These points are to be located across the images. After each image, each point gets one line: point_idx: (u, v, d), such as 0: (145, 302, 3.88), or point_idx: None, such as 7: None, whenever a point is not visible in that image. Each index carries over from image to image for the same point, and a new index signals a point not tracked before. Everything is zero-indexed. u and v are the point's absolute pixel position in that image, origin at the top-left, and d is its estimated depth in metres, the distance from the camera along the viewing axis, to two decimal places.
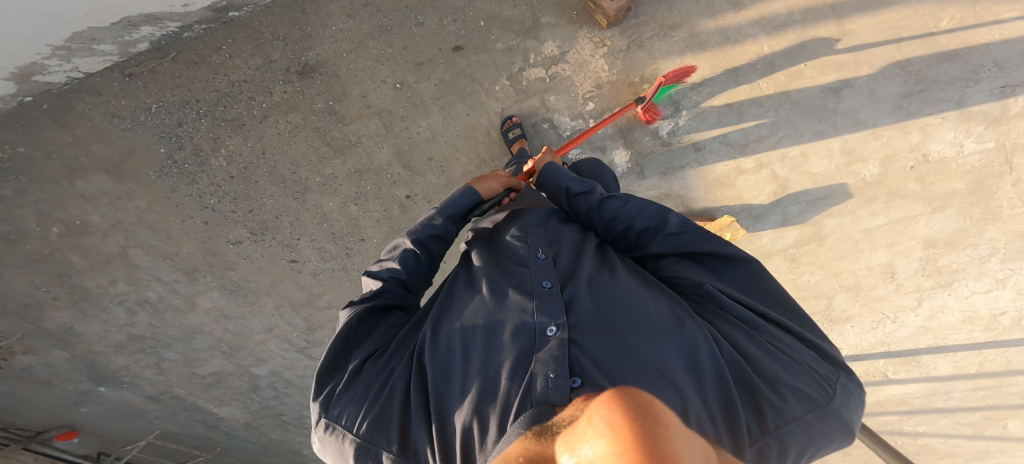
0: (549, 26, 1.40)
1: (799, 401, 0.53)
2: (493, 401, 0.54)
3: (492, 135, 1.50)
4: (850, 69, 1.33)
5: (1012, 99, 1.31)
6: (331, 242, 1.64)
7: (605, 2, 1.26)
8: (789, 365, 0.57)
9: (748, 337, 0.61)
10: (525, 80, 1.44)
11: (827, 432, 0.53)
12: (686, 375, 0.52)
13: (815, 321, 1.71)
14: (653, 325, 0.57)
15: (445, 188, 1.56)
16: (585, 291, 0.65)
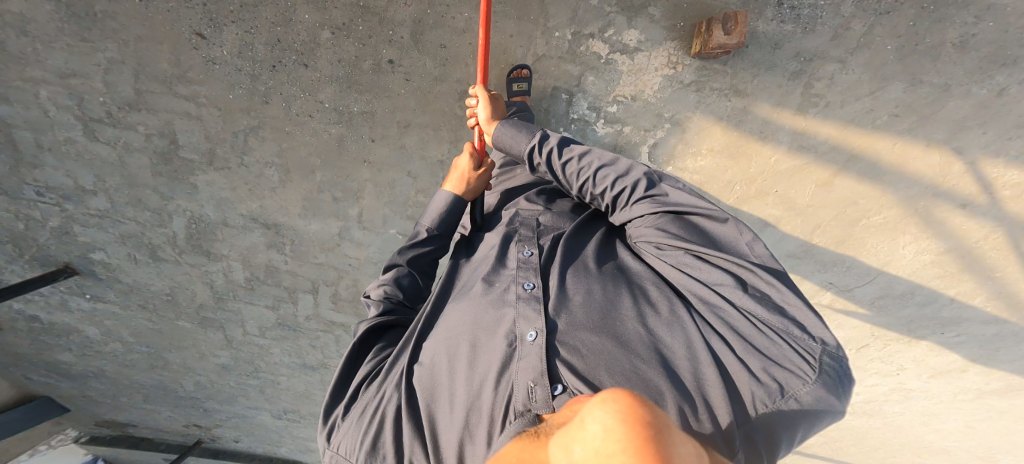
0: (649, 17, 1.36)
1: (786, 380, 0.63)
2: (479, 413, 0.76)
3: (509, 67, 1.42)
4: (794, 213, 1.59)
5: (825, 291, 1.75)
6: (268, 46, 1.52)
7: (716, 31, 1.23)
8: (773, 342, 0.66)
9: (736, 319, 0.70)
10: (584, 47, 1.39)
11: (815, 406, 0.62)
12: (667, 364, 0.69)
13: None
14: (625, 314, 0.76)
15: (434, 78, 1.59)
16: (562, 290, 0.82)
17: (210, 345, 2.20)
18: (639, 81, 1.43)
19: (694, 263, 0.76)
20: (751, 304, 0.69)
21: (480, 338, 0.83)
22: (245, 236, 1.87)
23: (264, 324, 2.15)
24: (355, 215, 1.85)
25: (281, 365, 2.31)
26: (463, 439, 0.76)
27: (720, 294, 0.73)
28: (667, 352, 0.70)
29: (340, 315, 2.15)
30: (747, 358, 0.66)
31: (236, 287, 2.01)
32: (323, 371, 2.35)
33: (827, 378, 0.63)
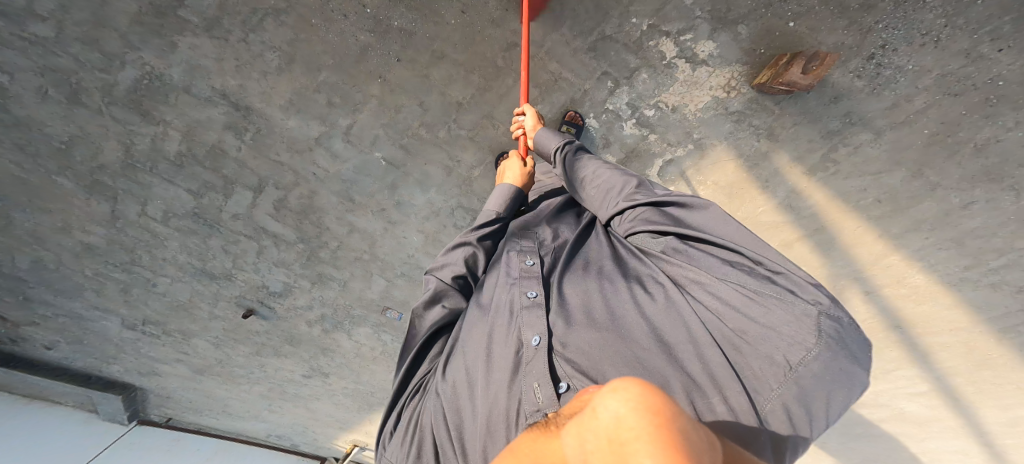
0: (733, 36, 1.62)
1: (786, 352, 0.73)
2: (494, 420, 0.94)
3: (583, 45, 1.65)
4: None
5: None
6: None
7: (795, 67, 1.48)
8: (768, 315, 0.77)
9: (729, 300, 0.82)
10: (655, 48, 1.66)
11: (823, 371, 0.71)
12: (675, 355, 0.86)
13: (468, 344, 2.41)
14: (624, 313, 0.95)
15: (491, 27, 1.62)
16: (558, 298, 1.05)
17: (90, 217, 1.86)
18: (692, 92, 1.72)
19: (692, 256, 0.92)
20: (744, 284, 0.81)
21: (491, 346, 1.04)
22: (205, 108, 1.68)
23: (174, 210, 1.91)
24: (344, 126, 1.77)
25: (167, 262, 2.07)
26: (489, 436, 0.92)
27: (715, 279, 0.86)
28: (677, 342, 0.87)
29: (275, 224, 2.03)
30: (745, 336, 0.79)
31: (161, 159, 1.77)
32: (222, 280, 2.19)
33: (826, 341, 0.72)
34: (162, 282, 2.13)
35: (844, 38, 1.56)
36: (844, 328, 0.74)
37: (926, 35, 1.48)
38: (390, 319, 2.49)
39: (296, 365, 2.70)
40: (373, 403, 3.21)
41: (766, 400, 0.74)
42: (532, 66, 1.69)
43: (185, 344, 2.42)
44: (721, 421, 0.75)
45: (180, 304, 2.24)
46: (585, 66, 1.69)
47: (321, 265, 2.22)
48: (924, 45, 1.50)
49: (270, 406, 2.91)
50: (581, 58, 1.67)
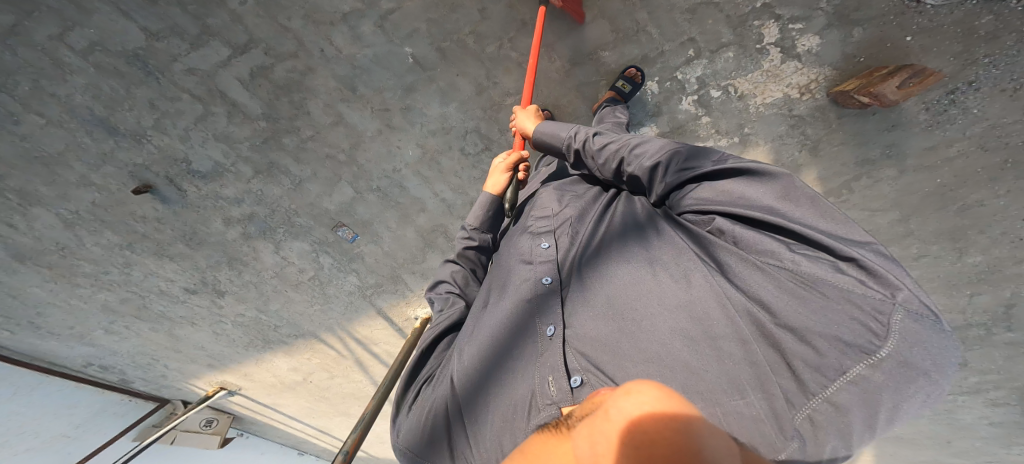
0: (845, 36, 1.40)
1: (840, 353, 0.65)
2: (508, 406, 0.96)
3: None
4: None
5: None
6: None
7: (892, 78, 1.27)
8: (824, 310, 0.67)
9: (777, 290, 0.74)
10: (756, 25, 1.46)
11: (889, 381, 0.62)
12: (698, 348, 0.80)
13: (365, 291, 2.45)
14: (648, 304, 0.90)
15: None
16: (581, 287, 1.05)
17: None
18: (768, 82, 1.52)
19: (738, 239, 0.82)
20: (801, 270, 0.71)
21: (511, 333, 1.07)
22: None
23: (107, 45, 1.60)
24: (385, 9, 1.59)
25: (53, 100, 1.69)
26: (506, 423, 0.94)
27: (766, 263, 0.77)
28: (703, 334, 0.81)
29: (240, 91, 1.76)
30: (790, 330, 0.71)
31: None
32: (127, 141, 1.84)
33: (895, 342, 0.62)
34: (29, 121, 1.74)
35: (945, 66, 1.32)
36: (928, 331, 0.62)
37: (1018, 81, 1.25)
38: (338, 238, 2.18)
39: (178, 275, 2.55)
40: (271, 338, 3.07)
41: (803, 407, 0.69)
42: (621, 7, 1.52)
43: (22, 213, 2.04)
44: (744, 421, 0.72)
45: (40, 158, 1.85)
46: (675, 26, 1.52)
47: (278, 153, 1.91)
48: (1005, 92, 1.27)
49: (111, 322, 2.94)
50: (676, 17, 1.51)
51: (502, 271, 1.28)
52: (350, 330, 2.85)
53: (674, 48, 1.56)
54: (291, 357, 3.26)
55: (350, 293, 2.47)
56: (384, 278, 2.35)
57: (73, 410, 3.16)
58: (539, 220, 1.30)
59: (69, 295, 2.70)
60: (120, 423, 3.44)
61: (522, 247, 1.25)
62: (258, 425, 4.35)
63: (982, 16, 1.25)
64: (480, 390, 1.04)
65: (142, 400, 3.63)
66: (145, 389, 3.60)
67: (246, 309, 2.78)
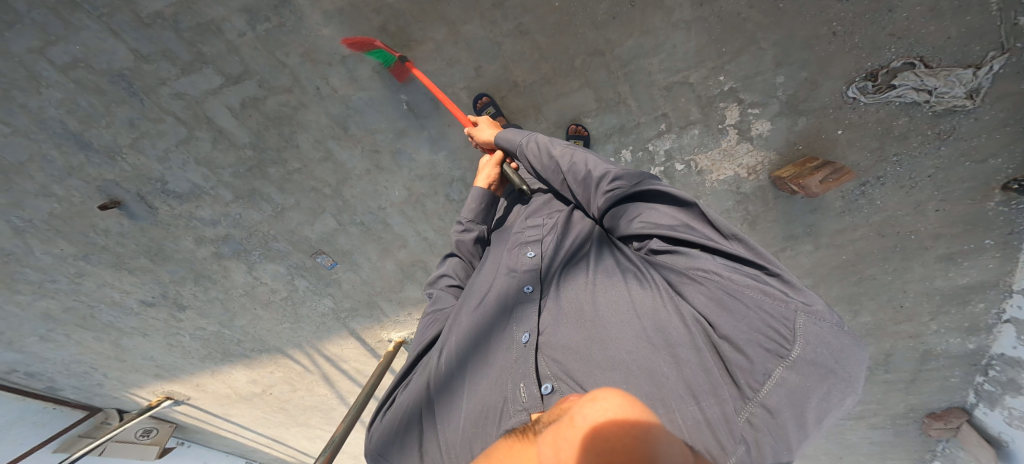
0: (794, 128, 1.61)
1: (764, 358, 0.76)
2: (484, 414, 0.96)
3: (664, 80, 1.61)
4: None
5: None
6: None
7: (811, 179, 1.49)
8: (748, 319, 0.79)
9: (710, 302, 0.83)
10: (720, 111, 1.64)
11: (802, 377, 0.74)
12: (650, 355, 0.86)
13: (339, 312, 2.51)
14: (608, 312, 0.95)
15: (592, 26, 1.54)
16: (557, 300, 1.06)
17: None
18: (723, 160, 1.73)
19: (682, 259, 0.91)
20: (727, 283, 0.82)
21: (490, 343, 1.09)
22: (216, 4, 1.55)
23: (89, 62, 1.64)
24: (382, 57, 1.66)
25: (22, 111, 1.72)
26: (481, 427, 0.95)
27: (706, 276, 0.86)
28: (664, 342, 0.87)
29: (228, 118, 1.79)
30: (728, 342, 0.80)
31: (127, 11, 1.56)
32: (100, 158, 1.87)
33: (803, 344, 0.74)
34: None
35: (863, 159, 1.60)
36: (835, 335, 0.76)
37: (913, 179, 1.57)
38: (316, 264, 2.23)
39: (136, 287, 2.46)
40: (232, 352, 3.02)
41: (743, 412, 0.77)
42: (606, 79, 1.64)
43: None
44: (694, 426, 0.78)
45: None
46: (652, 101, 1.66)
47: (260, 181, 1.94)
48: (904, 188, 1.60)
49: (48, 330, 2.77)
50: (654, 93, 1.64)
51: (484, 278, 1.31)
52: (319, 347, 2.87)
53: (649, 125, 1.72)
54: (250, 370, 3.22)
55: (324, 314, 2.54)
56: (359, 303, 2.42)
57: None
58: (531, 228, 1.29)
59: (3, 301, 2.54)
60: (39, 432, 3.16)
61: (507, 257, 1.24)
62: (204, 433, 4.19)
63: (900, 117, 1.50)
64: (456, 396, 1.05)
65: (70, 409, 3.43)
66: (74, 397, 3.42)
67: (207, 323, 2.72)
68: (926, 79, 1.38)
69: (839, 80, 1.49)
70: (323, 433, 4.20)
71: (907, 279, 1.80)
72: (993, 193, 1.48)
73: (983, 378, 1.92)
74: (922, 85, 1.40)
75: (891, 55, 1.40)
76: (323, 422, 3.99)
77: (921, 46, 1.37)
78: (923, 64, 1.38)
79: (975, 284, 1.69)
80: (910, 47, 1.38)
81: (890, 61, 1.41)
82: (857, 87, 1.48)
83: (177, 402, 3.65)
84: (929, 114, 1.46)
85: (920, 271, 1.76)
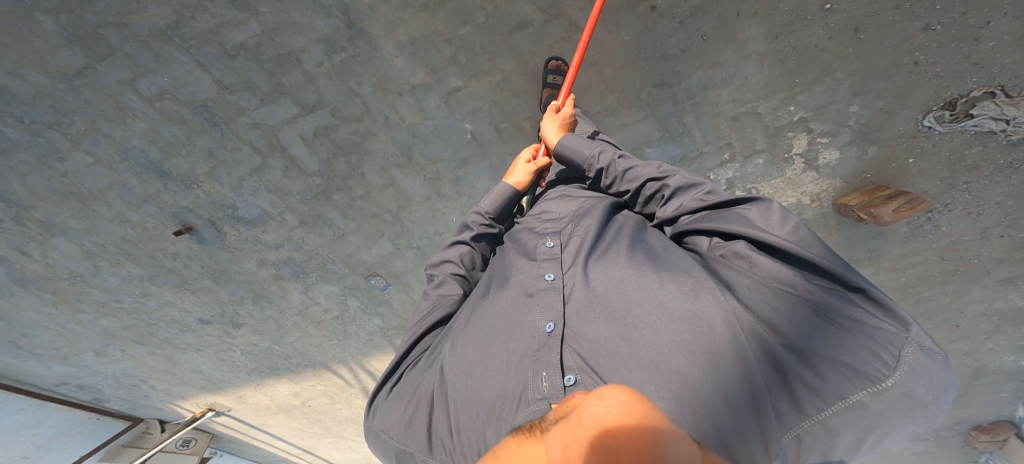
0: (863, 156, 1.65)
1: (844, 380, 0.64)
2: (496, 406, 0.78)
3: (731, 108, 1.66)
4: None
5: None
6: None
7: (883, 210, 1.53)
8: (832, 337, 0.66)
9: (789, 317, 0.69)
10: (785, 141, 1.69)
11: (886, 408, 0.63)
12: (699, 363, 0.68)
13: (386, 330, 2.63)
14: (653, 310, 0.77)
15: (663, 57, 1.59)
16: (587, 289, 0.87)
17: (38, 64, 1.60)
18: (784, 188, 1.80)
19: (756, 265, 0.75)
20: (815, 298, 0.68)
21: (503, 326, 0.89)
22: (306, 45, 1.65)
23: (175, 93, 1.74)
24: (451, 88, 1.74)
25: (106, 140, 1.81)
26: (495, 414, 0.77)
27: (787, 285, 0.71)
28: (710, 346, 0.70)
29: (299, 147, 1.89)
30: (795, 354, 0.67)
31: (214, 43, 1.64)
32: (176, 184, 1.98)
33: (903, 375, 0.62)
34: (74, 160, 1.84)
35: (932, 186, 1.64)
36: (936, 367, 0.64)
37: (981, 206, 1.62)
38: (369, 285, 2.36)
39: (195, 306, 2.57)
40: (278, 366, 3.12)
41: (795, 428, 0.67)
42: (673, 110, 1.70)
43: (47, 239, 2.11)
44: (737, 440, 0.64)
45: (77, 194, 1.96)
46: (718, 130, 1.72)
47: (325, 207, 2.04)
48: (970, 214, 1.64)
49: (104, 345, 2.85)
50: (721, 123, 1.70)
51: (502, 263, 1.14)
52: (363, 363, 2.96)
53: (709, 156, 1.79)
54: (293, 383, 3.31)
55: (371, 332, 2.65)
56: (407, 322, 2.54)
57: (34, 430, 3.05)
58: (545, 222, 1.16)
59: (65, 320, 2.61)
60: (86, 441, 3.31)
61: (524, 246, 1.12)
62: (238, 443, 4.29)
63: (974, 145, 1.52)
64: (466, 376, 0.86)
65: (111, 419, 3.57)
66: (119, 407, 3.54)
67: (258, 340, 2.82)
68: (1005, 108, 1.41)
69: (916, 109, 1.51)
70: (353, 443, 4.27)
71: (966, 300, 1.85)
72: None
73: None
74: (1000, 114, 1.42)
75: (971, 84, 1.42)
76: (356, 433, 4.07)
77: (1003, 75, 1.38)
78: (1003, 93, 1.40)
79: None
80: (992, 76, 1.39)
81: (970, 90, 1.43)
82: (934, 116, 1.50)
83: (219, 413, 3.77)
84: (1004, 142, 1.48)
85: (980, 292, 1.81)
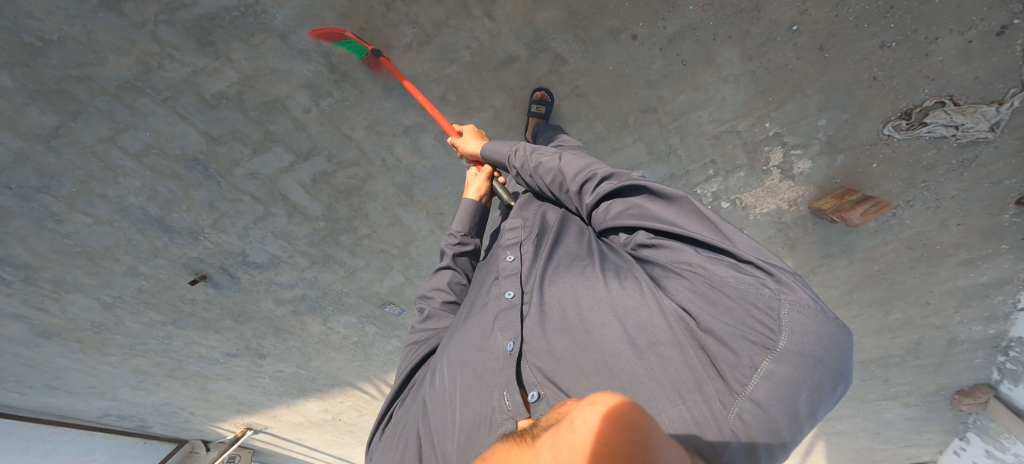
0: (834, 163, 1.72)
1: (748, 351, 0.62)
2: (468, 430, 0.82)
3: (712, 128, 1.70)
4: None
5: None
6: None
7: (850, 213, 1.62)
8: (732, 310, 0.65)
9: (694, 296, 0.70)
10: (761, 156, 1.75)
11: (795, 374, 0.60)
12: (642, 356, 0.72)
13: (403, 348, 2.78)
14: (585, 314, 0.81)
15: (649, 83, 1.62)
16: (538, 303, 0.91)
17: (8, 125, 1.45)
18: (763, 196, 1.87)
19: (664, 250, 0.79)
20: (712, 273, 0.70)
21: (467, 351, 0.94)
22: (300, 100, 1.67)
23: (162, 148, 1.67)
24: (444, 126, 1.79)
25: (103, 200, 1.74)
26: (470, 441, 0.81)
27: (692, 266, 0.73)
28: (644, 342, 0.73)
29: (301, 194, 1.94)
30: (711, 335, 0.66)
31: (190, 94, 1.57)
32: (183, 237, 1.97)
33: (790, 335, 0.61)
34: (74, 221, 1.75)
35: (894, 186, 1.73)
36: (819, 320, 0.63)
37: (939, 200, 1.72)
38: (385, 312, 2.49)
39: (221, 342, 2.62)
40: (307, 387, 3.27)
41: (729, 408, 0.62)
42: (658, 133, 1.74)
43: (59, 299, 2.02)
44: (674, 429, 0.65)
45: (84, 252, 1.88)
46: (701, 149, 1.76)
47: (334, 247, 2.12)
48: (930, 207, 1.74)
49: (138, 381, 2.91)
50: (703, 142, 1.74)
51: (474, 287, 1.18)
52: (386, 378, 3.11)
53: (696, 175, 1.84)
54: (323, 401, 3.47)
55: (391, 351, 2.80)
56: None
57: (90, 457, 3.24)
58: (509, 230, 1.16)
59: (96, 362, 2.59)
60: None
61: (491, 266, 1.15)
62: (278, 455, 4.51)
63: (929, 150, 1.60)
64: (443, 405, 0.91)
65: (157, 441, 3.76)
66: (163, 431, 3.71)
67: (285, 366, 2.95)
68: (954, 116, 1.49)
69: (876, 120, 1.58)
70: None
71: (934, 281, 1.96)
72: (1008, 207, 1.65)
73: (1005, 358, 2.15)
74: (951, 121, 1.50)
75: (922, 95, 1.48)
76: None
77: (952, 86, 1.44)
78: (952, 102, 1.47)
79: (994, 280, 1.88)
80: (942, 87, 1.45)
81: (922, 101, 1.49)
82: (892, 125, 1.58)
83: (258, 431, 3.99)
84: (953, 146, 1.56)
85: (944, 273, 1.92)
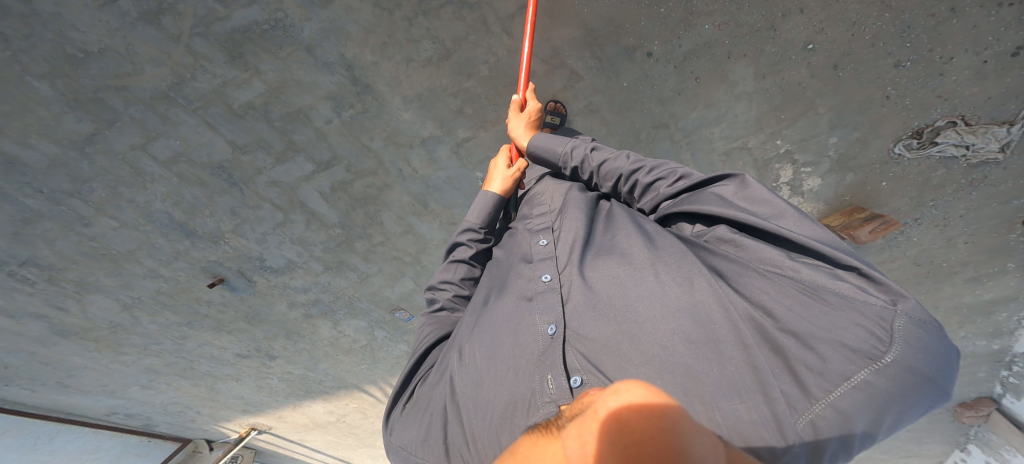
0: (845, 181, 1.76)
1: (844, 359, 0.62)
2: (506, 414, 0.83)
3: (723, 143, 1.75)
4: None
5: None
6: None
7: (858, 230, 1.67)
8: (828, 315, 0.65)
9: (782, 298, 0.70)
10: (772, 172, 1.80)
11: (894, 387, 0.61)
12: (699, 352, 0.72)
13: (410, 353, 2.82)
14: (647, 303, 0.80)
15: (663, 99, 1.67)
16: (585, 289, 0.91)
17: (45, 132, 1.51)
18: None
19: (742, 247, 0.81)
20: (803, 278, 0.70)
21: (506, 333, 0.94)
22: (323, 111, 1.72)
23: (189, 156, 1.73)
24: (460, 138, 1.85)
25: (129, 205, 1.79)
26: (506, 420, 0.83)
27: (776, 268, 0.74)
28: (704, 338, 0.73)
29: (318, 202, 1.99)
30: (795, 336, 0.67)
31: (220, 104, 1.63)
32: (204, 242, 2.02)
33: (901, 348, 0.61)
34: (100, 225, 1.81)
35: (903, 204, 1.76)
36: (928, 336, 0.64)
37: (948, 219, 1.75)
38: (395, 317, 2.54)
39: (233, 344, 2.67)
40: (314, 389, 3.31)
41: (805, 414, 0.64)
42: (669, 148, 1.80)
43: (79, 298, 2.07)
44: (742, 426, 0.65)
45: (108, 255, 1.93)
46: (711, 165, 1.82)
47: (348, 253, 2.18)
48: (938, 225, 1.78)
49: (149, 380, 2.95)
50: (713, 158, 1.80)
51: (502, 268, 1.21)
52: (392, 382, 3.15)
53: None
54: (329, 403, 3.51)
55: (399, 355, 2.85)
56: None
57: (97, 454, 3.26)
58: (538, 216, 1.23)
59: (110, 361, 2.64)
60: None
61: (522, 247, 1.19)
62: (280, 457, 4.54)
63: (939, 169, 1.64)
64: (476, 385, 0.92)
65: (162, 440, 3.79)
66: (168, 430, 3.74)
67: (294, 368, 2.99)
68: (965, 136, 1.52)
69: (888, 139, 1.61)
70: None
71: (940, 296, 2.00)
72: (1015, 227, 1.68)
73: (1008, 372, 2.17)
74: (962, 141, 1.53)
75: (935, 115, 1.52)
76: None
77: (964, 106, 1.48)
78: (963, 122, 1.50)
79: (999, 297, 1.91)
80: (954, 107, 1.49)
81: (935, 120, 1.53)
82: (903, 144, 1.61)
83: (262, 432, 4.02)
84: (965, 165, 1.60)
85: (950, 289, 1.96)
